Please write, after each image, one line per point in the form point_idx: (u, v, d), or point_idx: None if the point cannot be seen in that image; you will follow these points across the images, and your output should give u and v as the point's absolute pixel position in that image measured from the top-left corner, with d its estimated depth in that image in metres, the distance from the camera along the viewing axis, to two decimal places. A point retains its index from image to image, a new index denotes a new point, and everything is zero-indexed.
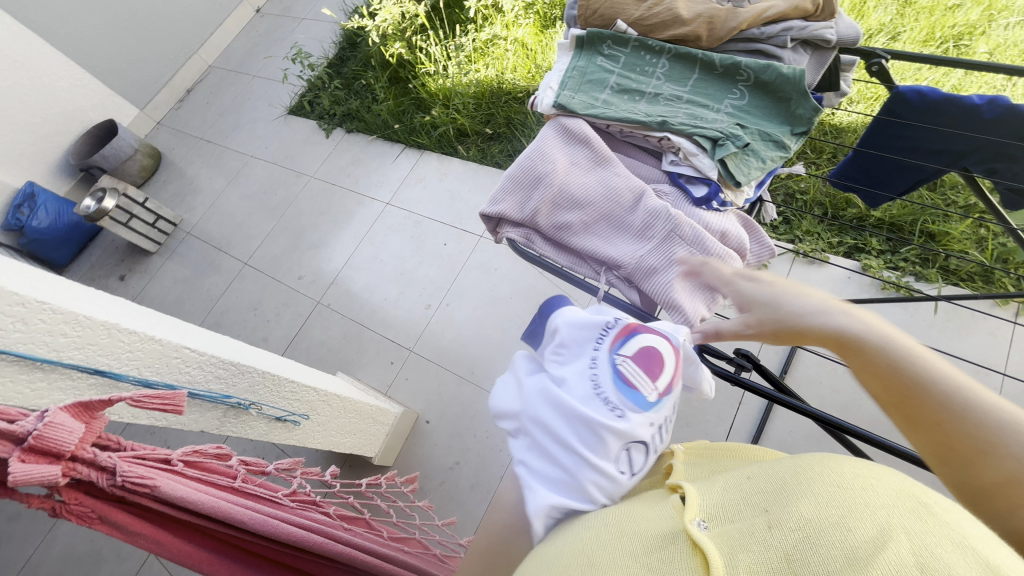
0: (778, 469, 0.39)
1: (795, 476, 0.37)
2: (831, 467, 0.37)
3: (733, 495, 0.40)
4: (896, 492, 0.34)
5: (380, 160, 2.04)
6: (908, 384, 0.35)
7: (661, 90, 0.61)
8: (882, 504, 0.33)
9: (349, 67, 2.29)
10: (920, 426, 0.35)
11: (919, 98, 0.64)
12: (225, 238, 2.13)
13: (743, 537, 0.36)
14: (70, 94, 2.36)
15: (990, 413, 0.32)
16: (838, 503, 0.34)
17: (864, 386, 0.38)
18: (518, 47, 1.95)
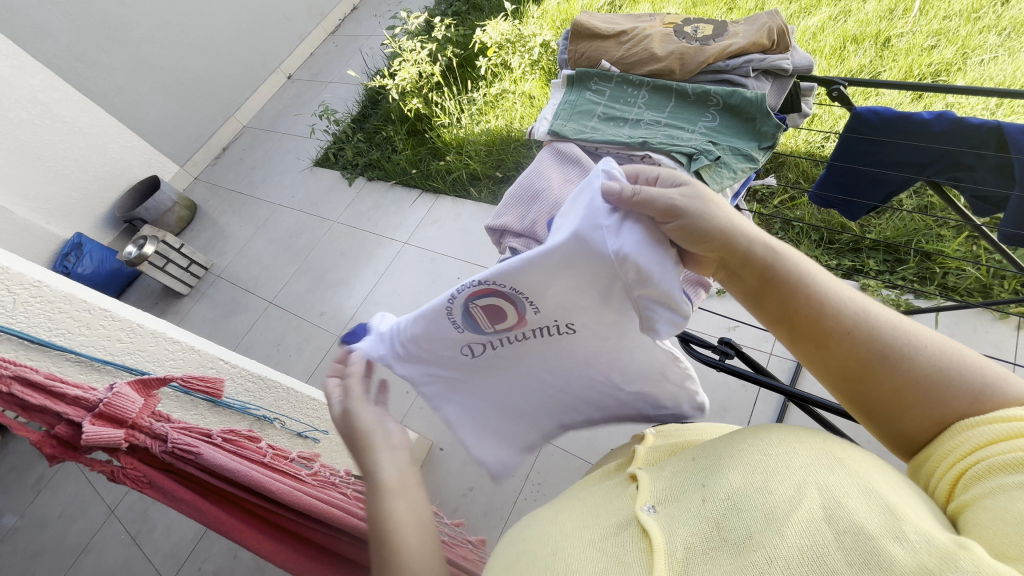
0: (716, 450, 0.49)
1: (732, 453, 0.46)
2: (752, 444, 0.46)
3: (679, 480, 0.49)
4: (812, 453, 0.42)
5: (398, 204, 2.18)
6: (819, 315, 0.47)
7: (642, 116, 0.70)
8: (802, 466, 0.41)
9: (370, 122, 2.50)
10: (829, 342, 0.46)
11: (876, 118, 0.71)
12: (252, 280, 2.26)
13: (686, 510, 0.44)
14: (119, 155, 2.62)
15: (905, 341, 0.44)
16: (760, 471, 0.42)
17: (809, 316, 0.47)
18: (525, 100, 2.13)
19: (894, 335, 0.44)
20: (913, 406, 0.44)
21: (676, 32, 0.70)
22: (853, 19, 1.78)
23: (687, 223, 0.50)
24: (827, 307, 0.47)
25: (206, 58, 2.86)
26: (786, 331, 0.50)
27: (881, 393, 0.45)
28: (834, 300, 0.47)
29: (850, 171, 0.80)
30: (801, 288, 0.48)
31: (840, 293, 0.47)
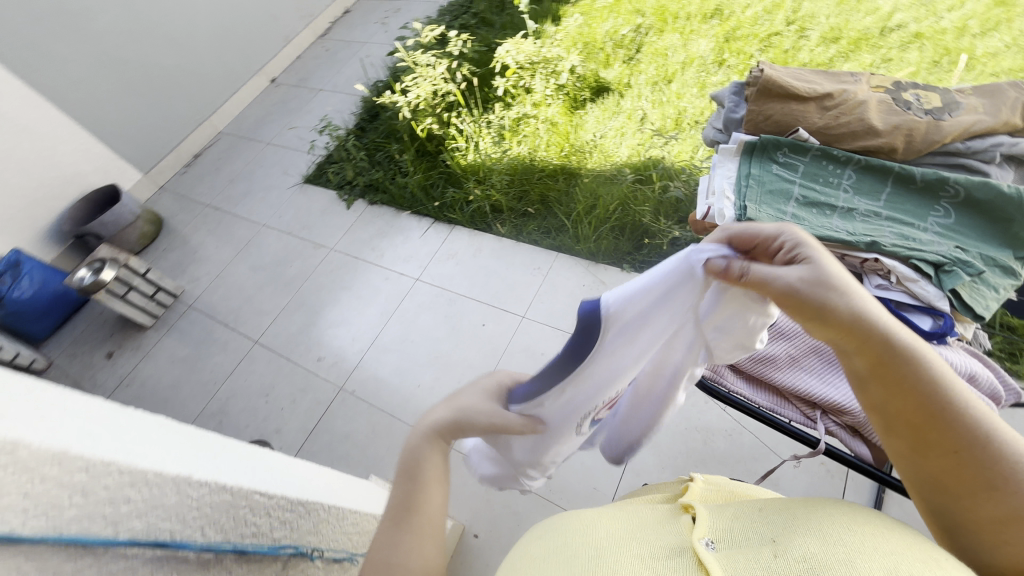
0: (790, 509, 0.47)
1: (806, 517, 0.45)
2: (835, 516, 0.44)
3: (745, 528, 0.48)
4: (905, 546, 0.39)
5: (406, 234, 1.97)
6: (939, 417, 0.42)
7: (856, 206, 0.60)
8: (890, 553, 0.38)
9: (370, 138, 2.27)
10: (929, 448, 0.43)
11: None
12: (233, 313, 1.97)
13: (751, 559, 0.42)
14: (71, 158, 2.25)
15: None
16: (842, 542, 0.40)
17: (920, 407, 0.43)
18: (550, 125, 1.98)
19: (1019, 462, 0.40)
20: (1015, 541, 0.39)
21: (897, 102, 0.65)
22: (893, 70, 1.75)
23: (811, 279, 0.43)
24: (953, 408, 0.42)
25: (180, 54, 2.55)
26: (886, 419, 0.45)
27: (983, 514, 0.41)
28: (959, 416, 0.41)
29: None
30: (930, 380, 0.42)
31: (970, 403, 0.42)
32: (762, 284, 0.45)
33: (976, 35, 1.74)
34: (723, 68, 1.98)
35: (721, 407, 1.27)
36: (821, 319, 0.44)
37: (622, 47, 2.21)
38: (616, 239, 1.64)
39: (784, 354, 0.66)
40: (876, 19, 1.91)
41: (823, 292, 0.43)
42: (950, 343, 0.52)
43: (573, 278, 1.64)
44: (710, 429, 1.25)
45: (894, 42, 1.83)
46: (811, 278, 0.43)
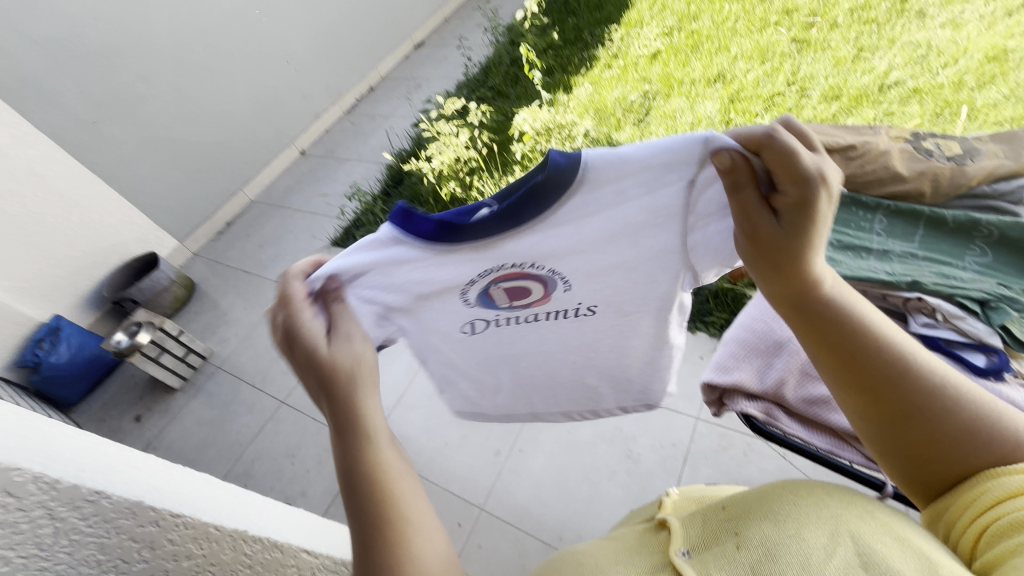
0: (744, 498, 0.53)
1: (757, 504, 0.50)
2: (779, 495, 0.50)
3: (710, 526, 0.52)
4: (839, 505, 0.47)
5: None
6: (865, 362, 0.54)
7: None
8: (828, 518, 0.45)
9: (396, 201, 2.39)
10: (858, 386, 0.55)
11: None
12: (260, 374, 1.99)
13: (722, 556, 0.46)
14: (115, 230, 2.40)
15: (934, 403, 0.52)
16: (790, 518, 0.46)
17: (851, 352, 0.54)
18: None
19: (927, 393, 0.52)
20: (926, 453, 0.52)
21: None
22: (896, 124, 1.83)
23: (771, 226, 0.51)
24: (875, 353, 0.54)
25: (219, 132, 2.77)
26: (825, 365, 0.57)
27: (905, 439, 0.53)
28: (882, 357, 0.53)
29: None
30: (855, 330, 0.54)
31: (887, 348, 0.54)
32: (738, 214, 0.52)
33: (973, 88, 1.83)
34: (731, 127, 2.08)
35: (761, 458, 1.22)
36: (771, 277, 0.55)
37: (632, 112, 2.35)
38: None
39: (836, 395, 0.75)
40: (873, 78, 2.02)
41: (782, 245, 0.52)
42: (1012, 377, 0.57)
43: None
44: (751, 482, 1.20)
45: (894, 98, 1.92)
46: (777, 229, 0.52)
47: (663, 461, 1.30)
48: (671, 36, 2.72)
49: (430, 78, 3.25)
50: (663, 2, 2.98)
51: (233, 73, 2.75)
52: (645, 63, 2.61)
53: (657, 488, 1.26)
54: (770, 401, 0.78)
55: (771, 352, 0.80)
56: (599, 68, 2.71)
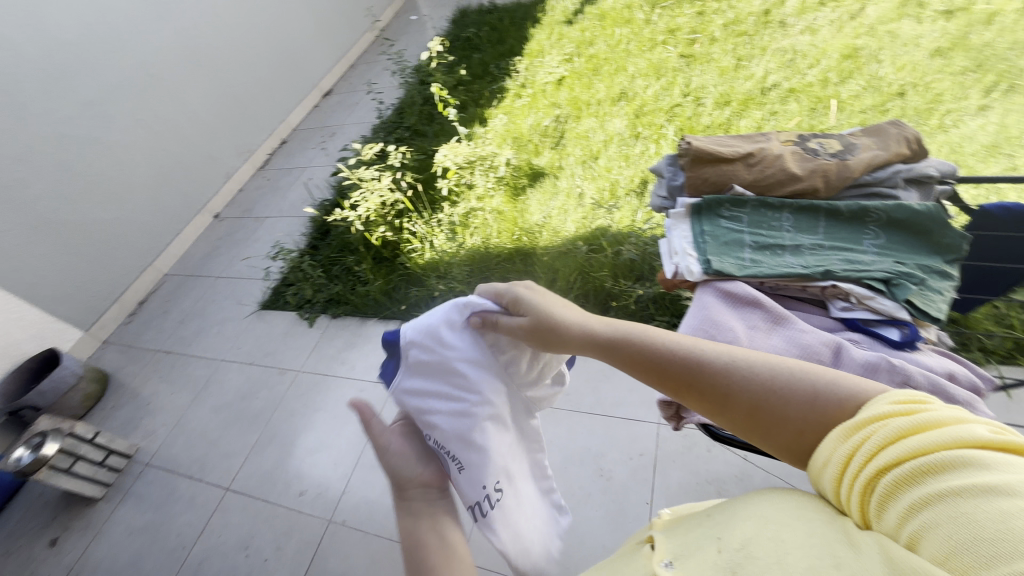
0: (729, 506, 0.51)
1: (741, 512, 0.48)
2: (766, 498, 0.48)
3: (693, 534, 0.51)
4: (825, 510, 0.44)
5: (375, 341, 1.94)
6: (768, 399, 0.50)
7: (800, 241, 0.62)
8: (812, 523, 0.43)
9: (324, 254, 2.30)
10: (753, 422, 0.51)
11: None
12: (198, 462, 1.81)
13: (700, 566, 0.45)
14: (3, 330, 2.12)
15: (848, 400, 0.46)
16: (771, 522, 0.44)
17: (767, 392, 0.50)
18: (498, 215, 2.13)
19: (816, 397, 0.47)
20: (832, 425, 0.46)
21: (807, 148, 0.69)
22: (780, 121, 2.03)
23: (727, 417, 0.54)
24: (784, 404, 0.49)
25: (118, 207, 2.56)
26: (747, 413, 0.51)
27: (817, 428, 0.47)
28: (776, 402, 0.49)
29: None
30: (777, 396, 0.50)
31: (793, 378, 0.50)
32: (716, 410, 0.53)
33: (837, 84, 2.07)
34: (640, 140, 2.22)
35: (724, 452, 1.27)
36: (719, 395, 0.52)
37: (547, 136, 2.44)
38: (583, 306, 1.71)
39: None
40: (754, 83, 2.24)
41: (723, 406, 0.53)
42: (922, 346, 0.55)
43: None
44: (719, 477, 1.24)
45: (774, 99, 2.13)
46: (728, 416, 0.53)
47: (634, 473, 1.31)
48: (572, 61, 2.87)
49: (343, 125, 3.21)
50: (559, 32, 3.16)
51: (127, 143, 2.56)
52: (552, 89, 2.73)
53: (634, 501, 1.26)
54: None
55: None
56: (509, 98, 2.81)
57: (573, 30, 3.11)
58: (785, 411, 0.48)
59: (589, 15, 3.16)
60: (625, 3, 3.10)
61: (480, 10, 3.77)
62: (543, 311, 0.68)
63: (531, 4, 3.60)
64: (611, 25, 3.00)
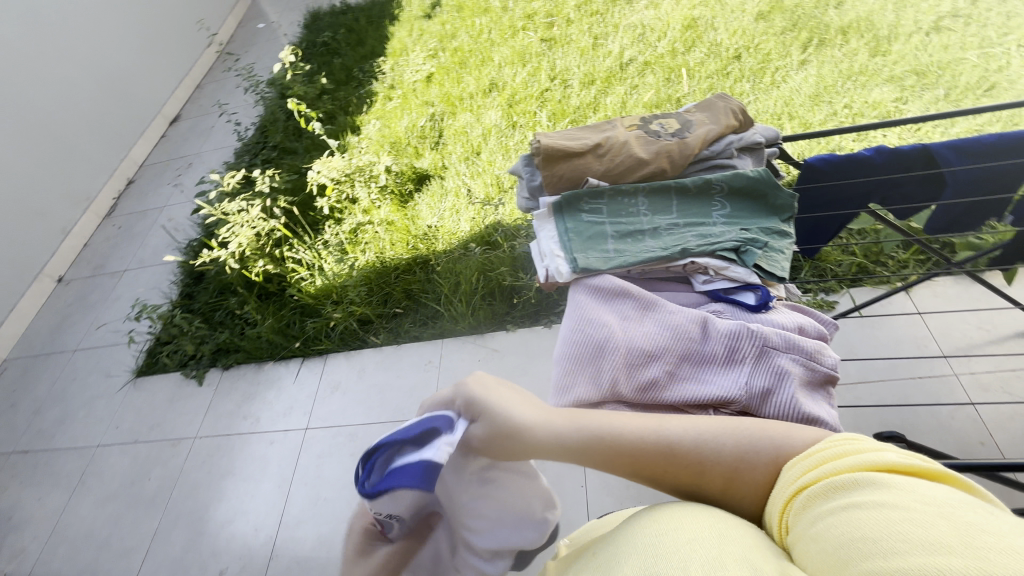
0: (612, 538, 0.50)
1: (623, 540, 0.47)
2: (649, 522, 0.47)
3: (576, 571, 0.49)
4: (701, 527, 0.45)
5: (278, 385, 1.78)
6: (734, 471, 0.50)
7: (657, 223, 0.66)
8: (690, 539, 0.43)
9: (202, 301, 2.06)
10: (724, 494, 0.51)
11: (874, 154, 0.76)
12: (88, 572, 1.55)
13: None
14: None
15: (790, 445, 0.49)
16: (653, 545, 0.43)
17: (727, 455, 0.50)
18: (388, 226, 2.03)
19: (772, 453, 0.49)
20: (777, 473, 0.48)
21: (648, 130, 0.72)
22: (641, 94, 2.14)
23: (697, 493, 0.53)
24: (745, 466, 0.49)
25: None
26: (717, 487, 0.51)
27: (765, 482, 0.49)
28: (742, 472, 0.49)
29: (852, 204, 0.81)
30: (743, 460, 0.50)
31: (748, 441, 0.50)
32: (690, 489, 0.52)
33: (684, 53, 2.22)
34: (517, 129, 2.23)
35: None
36: (690, 472, 0.51)
37: (425, 137, 2.37)
38: (490, 305, 1.70)
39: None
40: (613, 59, 2.34)
41: (694, 487, 0.52)
42: (775, 305, 0.61)
43: (466, 357, 1.64)
44: None
45: (633, 73, 2.24)
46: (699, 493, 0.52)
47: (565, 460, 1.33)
48: (437, 57, 2.81)
49: (200, 153, 2.88)
50: (420, 28, 3.07)
51: None
52: (422, 87, 2.66)
53: (570, 487, 1.28)
54: None
55: None
56: (380, 102, 2.68)
57: (434, 24, 3.04)
58: (753, 482, 0.49)
59: (446, 7, 3.11)
60: None
61: (332, 12, 3.56)
62: (497, 416, 0.56)
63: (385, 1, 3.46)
64: (470, 15, 2.97)
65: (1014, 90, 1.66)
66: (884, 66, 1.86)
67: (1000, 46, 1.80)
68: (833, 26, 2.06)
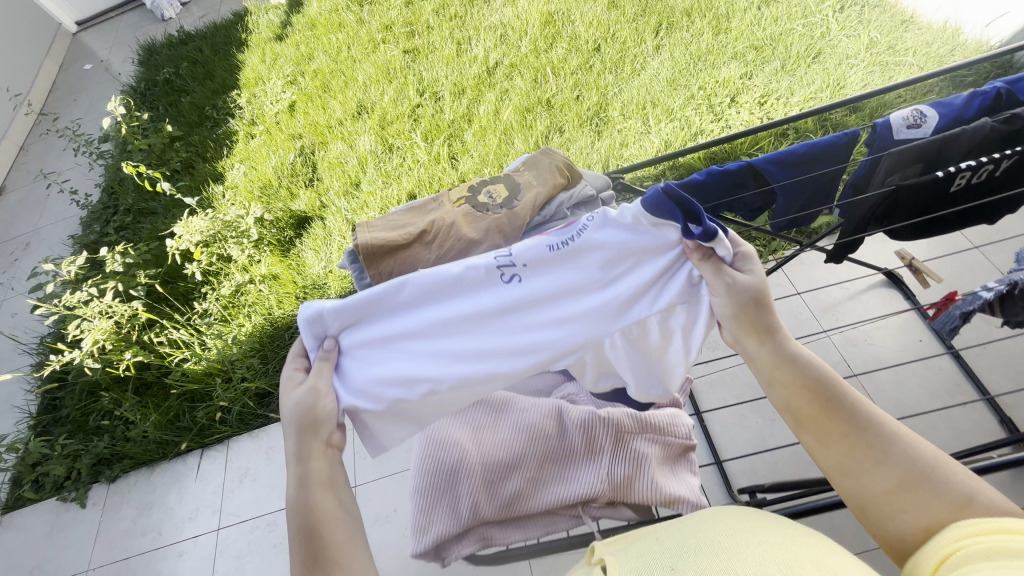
0: (690, 528, 0.52)
1: (711, 532, 0.49)
2: (736, 521, 0.50)
3: (645, 554, 0.50)
4: (780, 532, 0.47)
5: (178, 487, 1.58)
6: (909, 474, 0.53)
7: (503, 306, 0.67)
8: (790, 545, 0.45)
9: (67, 407, 1.78)
10: (900, 488, 0.53)
11: (705, 177, 0.77)
12: None
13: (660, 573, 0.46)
14: None
15: (976, 497, 0.50)
16: (752, 538, 0.46)
17: (904, 461, 0.54)
18: (272, 281, 1.87)
19: (966, 494, 0.51)
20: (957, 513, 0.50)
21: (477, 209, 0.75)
22: (512, 96, 2.11)
23: (860, 475, 0.55)
24: (917, 476, 0.53)
25: None
26: (891, 487, 0.53)
27: (934, 510, 0.51)
28: (930, 482, 0.52)
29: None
30: (924, 472, 0.53)
31: (943, 470, 0.53)
32: (856, 463, 0.56)
33: (546, 51, 2.21)
34: (395, 152, 2.12)
35: None
36: (861, 441, 0.56)
37: (297, 175, 2.20)
38: None
39: (523, 483, 0.70)
40: (479, 65, 2.28)
41: (855, 468, 0.56)
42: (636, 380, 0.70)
43: None
44: None
45: (501, 77, 2.21)
46: (863, 480, 0.55)
47: None
48: (297, 82, 2.61)
49: (37, 230, 2.48)
50: (272, 51, 2.83)
51: None
52: (286, 118, 2.45)
53: None
54: (479, 526, 0.70)
55: (483, 479, 0.70)
56: (242, 140, 2.45)
57: (287, 46, 2.81)
58: (925, 498, 0.52)
59: (298, 26, 2.89)
60: (331, 7, 2.90)
61: (170, 44, 3.19)
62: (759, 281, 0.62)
63: (229, 25, 3.16)
64: (325, 32, 2.78)
65: (837, 54, 1.82)
66: (726, 44, 1.96)
67: (820, 13, 1.95)
68: (678, 8, 2.14)
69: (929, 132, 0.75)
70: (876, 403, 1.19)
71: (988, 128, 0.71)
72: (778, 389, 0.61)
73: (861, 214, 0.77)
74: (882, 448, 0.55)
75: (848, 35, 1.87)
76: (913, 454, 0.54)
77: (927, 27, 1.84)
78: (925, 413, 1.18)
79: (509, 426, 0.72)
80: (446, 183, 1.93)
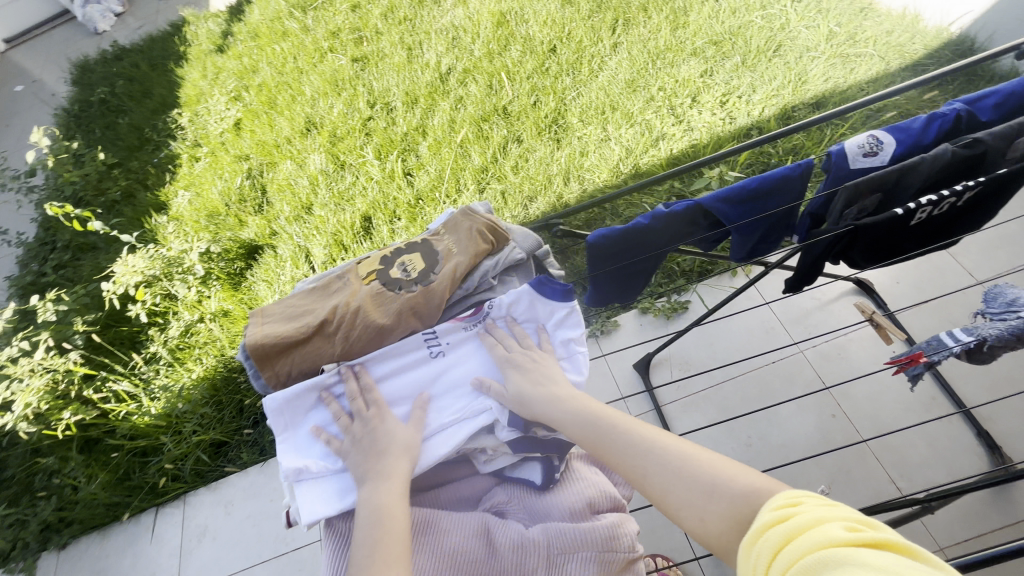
0: None
1: None
2: None
3: None
4: None
5: (132, 550, 1.48)
6: (668, 473, 0.51)
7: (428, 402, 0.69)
8: None
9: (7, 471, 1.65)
10: (663, 495, 0.51)
11: (649, 221, 0.71)
12: None
13: None
14: None
15: (727, 480, 0.48)
16: None
17: (661, 465, 0.52)
18: (223, 318, 1.76)
19: (713, 478, 0.49)
20: (720, 504, 0.47)
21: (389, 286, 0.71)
22: (467, 105, 2.01)
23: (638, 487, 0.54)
24: (673, 476, 0.51)
25: None
26: (658, 494, 0.51)
27: (700, 505, 0.48)
28: (684, 476, 0.50)
29: (649, 263, 0.77)
30: (680, 472, 0.51)
31: (693, 465, 0.51)
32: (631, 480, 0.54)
33: (501, 53, 2.11)
34: (347, 170, 2.01)
35: None
36: (626, 459, 0.55)
37: (246, 200, 2.07)
38: None
39: None
40: (431, 71, 2.17)
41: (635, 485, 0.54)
42: (566, 480, 0.69)
43: None
44: None
45: (455, 83, 2.10)
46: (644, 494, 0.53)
47: None
48: (242, 97, 2.46)
49: None
50: (214, 64, 2.67)
51: None
52: (231, 138, 2.30)
53: None
54: None
55: None
56: (186, 164, 2.30)
57: (229, 58, 2.65)
58: (685, 492, 0.50)
59: (240, 36, 2.73)
60: (274, 14, 2.75)
61: (104, 60, 2.99)
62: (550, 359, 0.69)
63: (166, 38, 2.97)
64: (269, 42, 2.62)
65: (798, 47, 1.77)
66: (685, 40, 1.88)
67: (778, 4, 1.89)
68: (634, 3, 2.05)
69: (885, 159, 0.70)
70: (855, 425, 1.17)
71: (948, 154, 0.65)
72: (561, 411, 0.62)
73: (818, 249, 0.73)
74: (642, 461, 0.54)
75: (807, 25, 1.81)
76: (667, 457, 0.53)
77: (886, 14, 1.79)
78: (901, 428, 1.15)
79: (425, 550, 0.61)
80: (401, 203, 1.83)
